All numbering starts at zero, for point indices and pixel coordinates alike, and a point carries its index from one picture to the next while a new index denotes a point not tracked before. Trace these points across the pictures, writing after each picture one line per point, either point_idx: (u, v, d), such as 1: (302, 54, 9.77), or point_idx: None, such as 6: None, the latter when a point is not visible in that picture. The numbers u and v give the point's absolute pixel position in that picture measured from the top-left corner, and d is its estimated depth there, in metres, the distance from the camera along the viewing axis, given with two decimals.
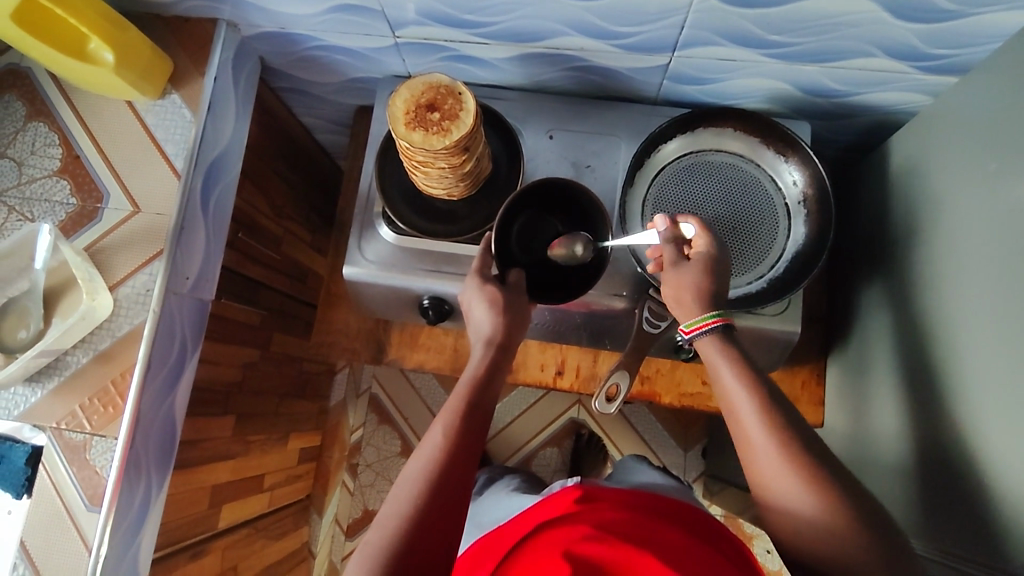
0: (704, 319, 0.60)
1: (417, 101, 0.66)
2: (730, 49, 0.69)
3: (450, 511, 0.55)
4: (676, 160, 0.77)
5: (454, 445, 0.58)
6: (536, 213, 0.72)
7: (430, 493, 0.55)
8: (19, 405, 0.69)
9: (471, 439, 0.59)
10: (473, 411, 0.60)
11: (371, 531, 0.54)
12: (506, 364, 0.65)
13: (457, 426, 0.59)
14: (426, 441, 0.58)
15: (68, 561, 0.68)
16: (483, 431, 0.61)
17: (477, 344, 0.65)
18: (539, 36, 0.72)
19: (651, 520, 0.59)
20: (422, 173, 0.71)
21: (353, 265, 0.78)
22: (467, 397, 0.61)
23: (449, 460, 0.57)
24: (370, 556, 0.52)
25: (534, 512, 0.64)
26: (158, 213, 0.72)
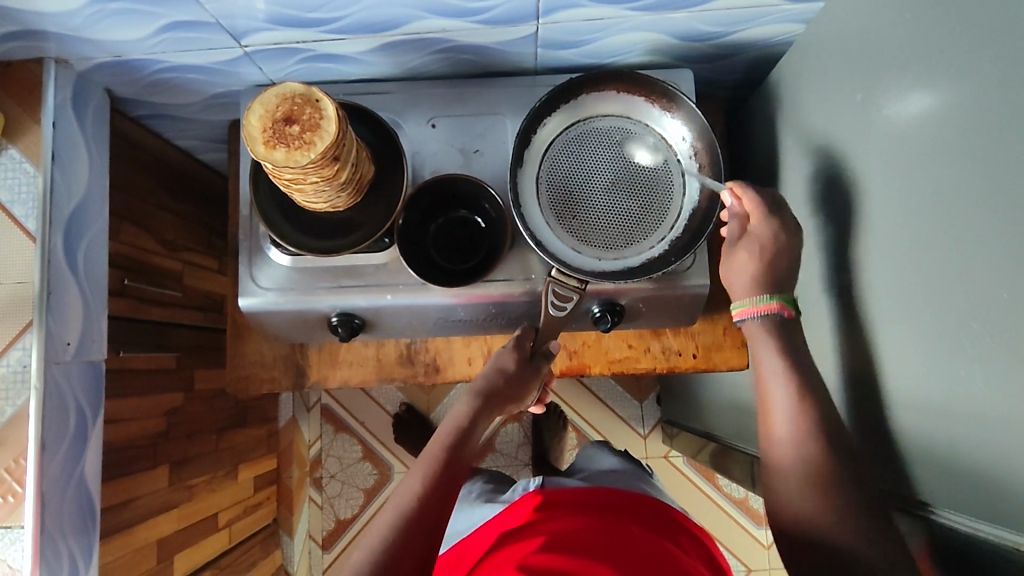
0: (754, 304, 0.64)
1: (273, 115, 0.62)
2: (595, 8, 0.66)
3: (434, 525, 0.59)
4: (564, 132, 0.74)
5: (432, 488, 0.62)
6: (449, 216, 0.77)
7: (406, 525, 0.58)
8: None
9: (445, 479, 0.63)
10: (450, 459, 0.65)
11: (365, 539, 0.58)
12: (490, 414, 0.71)
13: (435, 472, 0.63)
14: (403, 489, 0.62)
15: None
16: (462, 469, 0.65)
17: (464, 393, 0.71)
18: (394, 24, 0.67)
19: (616, 534, 0.65)
20: (297, 191, 0.66)
21: (250, 295, 0.75)
22: (443, 449, 0.66)
23: (438, 485, 0.62)
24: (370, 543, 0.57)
25: (496, 514, 0.76)
26: (20, 281, 0.67)
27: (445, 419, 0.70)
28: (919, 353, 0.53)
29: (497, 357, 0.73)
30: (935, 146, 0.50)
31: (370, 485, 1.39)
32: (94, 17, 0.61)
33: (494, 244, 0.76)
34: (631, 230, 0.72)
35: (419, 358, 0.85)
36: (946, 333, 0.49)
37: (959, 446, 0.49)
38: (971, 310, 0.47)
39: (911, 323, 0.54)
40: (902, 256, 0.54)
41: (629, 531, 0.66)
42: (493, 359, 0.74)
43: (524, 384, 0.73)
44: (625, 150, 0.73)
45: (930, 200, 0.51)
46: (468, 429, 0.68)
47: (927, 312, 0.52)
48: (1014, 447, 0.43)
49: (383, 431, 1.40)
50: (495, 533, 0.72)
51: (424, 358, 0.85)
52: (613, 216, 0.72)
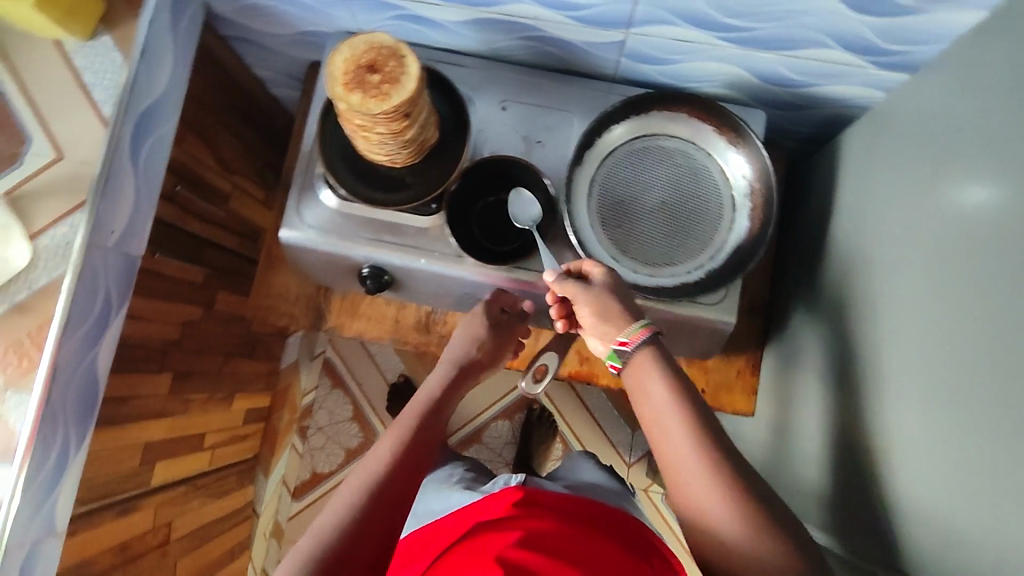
0: (635, 329, 0.61)
1: (358, 61, 0.64)
2: (686, 30, 0.68)
3: (411, 478, 0.63)
4: (629, 142, 0.74)
5: (410, 445, 0.65)
6: (495, 200, 0.79)
7: (377, 489, 0.60)
8: None
9: (423, 438, 0.67)
10: (428, 421, 0.69)
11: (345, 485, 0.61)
12: (462, 384, 0.75)
13: (408, 440, 0.65)
14: (375, 454, 0.64)
15: None
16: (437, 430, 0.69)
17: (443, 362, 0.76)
18: (491, 1, 0.69)
19: (587, 544, 0.66)
20: (362, 138, 0.68)
21: (292, 228, 0.76)
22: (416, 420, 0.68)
23: (416, 442, 0.66)
24: (352, 491, 0.60)
25: (472, 505, 0.76)
26: (83, 160, 0.69)
27: (419, 391, 0.73)
28: (929, 433, 0.52)
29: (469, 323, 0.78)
30: (990, 234, 0.50)
31: (353, 445, 1.40)
32: None
33: (538, 235, 0.76)
34: (669, 253, 0.72)
35: (436, 328, 0.86)
36: (959, 414, 0.49)
37: (953, 534, 0.48)
38: (989, 398, 0.46)
39: (926, 401, 0.53)
40: (933, 330, 0.54)
41: (601, 543, 0.66)
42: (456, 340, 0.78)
43: (500, 351, 0.79)
44: (682, 175, 0.73)
45: (971, 285, 0.51)
46: (439, 403, 0.72)
47: (943, 394, 0.51)
48: (1006, 543, 0.42)
49: (377, 398, 1.42)
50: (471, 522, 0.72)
51: (440, 330, 0.86)
52: (654, 235, 0.72)
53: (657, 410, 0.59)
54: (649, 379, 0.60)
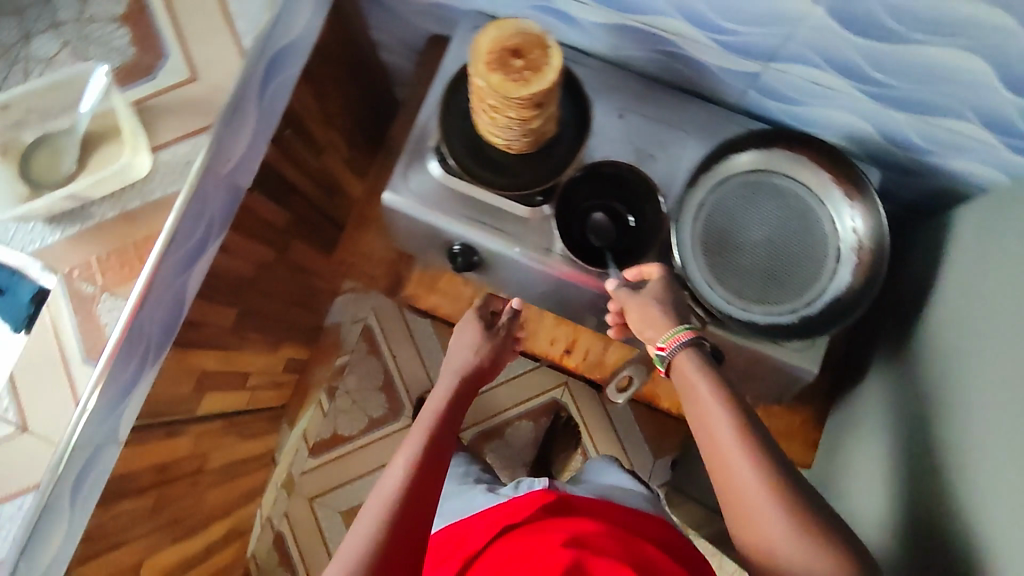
0: (677, 332, 0.61)
1: (504, 43, 0.65)
2: (826, 73, 0.67)
3: (430, 495, 0.62)
4: (746, 173, 0.73)
5: (427, 458, 0.65)
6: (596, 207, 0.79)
7: (393, 531, 0.58)
8: (34, 243, 0.68)
9: (438, 452, 0.66)
10: (441, 432, 0.68)
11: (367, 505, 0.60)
12: (470, 390, 0.75)
13: (421, 463, 0.64)
14: (391, 471, 0.63)
15: (55, 408, 0.65)
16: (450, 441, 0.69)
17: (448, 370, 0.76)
18: (638, 9, 0.69)
19: (625, 545, 0.66)
20: (489, 119, 0.69)
21: (396, 193, 0.77)
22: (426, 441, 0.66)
23: (432, 456, 0.65)
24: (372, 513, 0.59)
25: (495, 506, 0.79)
26: (213, 86, 0.70)
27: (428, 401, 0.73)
28: (1005, 527, 0.50)
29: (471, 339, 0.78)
30: None
31: (377, 416, 1.42)
32: None
33: (637, 247, 0.75)
34: (764, 291, 0.70)
35: None
36: None
37: None
38: None
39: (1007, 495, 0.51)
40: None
41: (640, 545, 0.66)
42: (461, 347, 0.78)
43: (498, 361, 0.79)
44: (792, 218, 0.72)
45: None
46: (451, 411, 0.71)
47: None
48: None
49: (410, 374, 1.42)
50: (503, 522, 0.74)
51: None
52: (752, 270, 0.71)
53: (703, 413, 0.58)
54: (698, 380, 0.59)
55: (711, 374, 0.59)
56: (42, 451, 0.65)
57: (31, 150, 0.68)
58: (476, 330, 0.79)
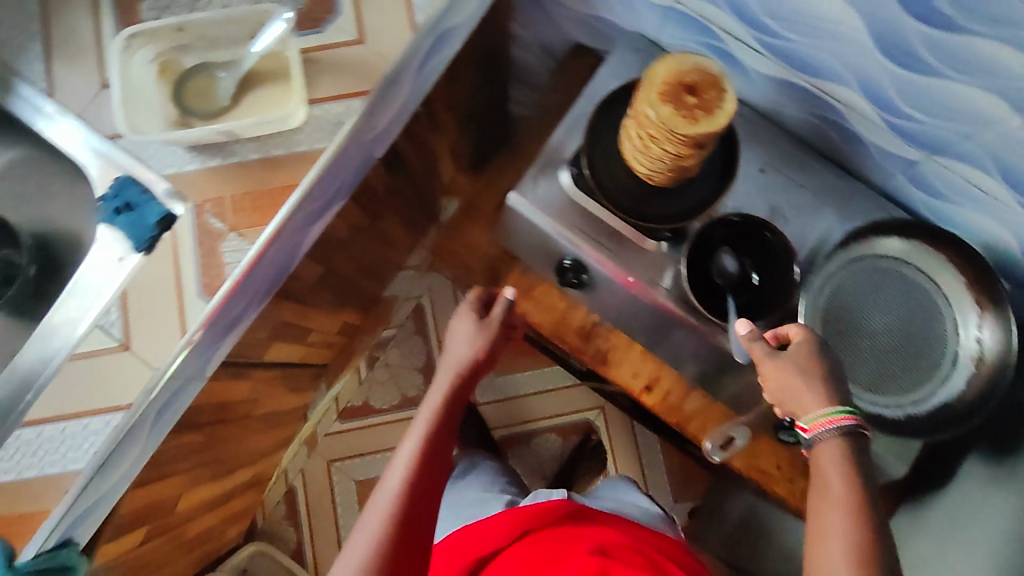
0: (832, 414, 0.55)
1: (681, 77, 0.63)
2: (992, 180, 0.66)
3: (431, 492, 0.63)
4: (881, 260, 0.70)
5: (427, 457, 0.64)
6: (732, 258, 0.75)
7: (390, 541, 0.58)
8: (171, 167, 0.68)
9: (440, 448, 0.66)
10: (442, 432, 0.68)
11: (370, 507, 0.61)
12: (468, 387, 0.75)
13: (416, 472, 0.63)
14: (392, 470, 0.63)
15: (161, 333, 0.65)
16: (451, 437, 0.69)
17: (449, 368, 0.75)
18: (818, 72, 0.68)
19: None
20: (642, 147, 0.67)
21: (521, 196, 0.77)
22: (421, 447, 0.65)
23: (433, 453, 0.65)
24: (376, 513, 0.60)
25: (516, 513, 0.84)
26: (379, 54, 0.69)
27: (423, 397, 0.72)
28: None
29: (466, 334, 0.78)
30: None
31: (411, 396, 1.42)
32: None
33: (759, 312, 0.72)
34: (874, 378, 0.70)
35: (597, 342, 0.86)
36: None
37: None
38: None
39: None
40: None
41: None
42: (457, 338, 0.78)
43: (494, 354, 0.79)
44: (917, 313, 0.70)
45: None
46: (447, 410, 0.71)
47: None
48: None
49: None
50: (528, 531, 0.80)
51: (601, 345, 0.86)
52: (867, 357, 0.70)
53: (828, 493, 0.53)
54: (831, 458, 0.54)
55: (858, 475, 0.53)
56: (142, 372, 0.65)
57: (187, 76, 0.68)
58: (472, 323, 0.78)
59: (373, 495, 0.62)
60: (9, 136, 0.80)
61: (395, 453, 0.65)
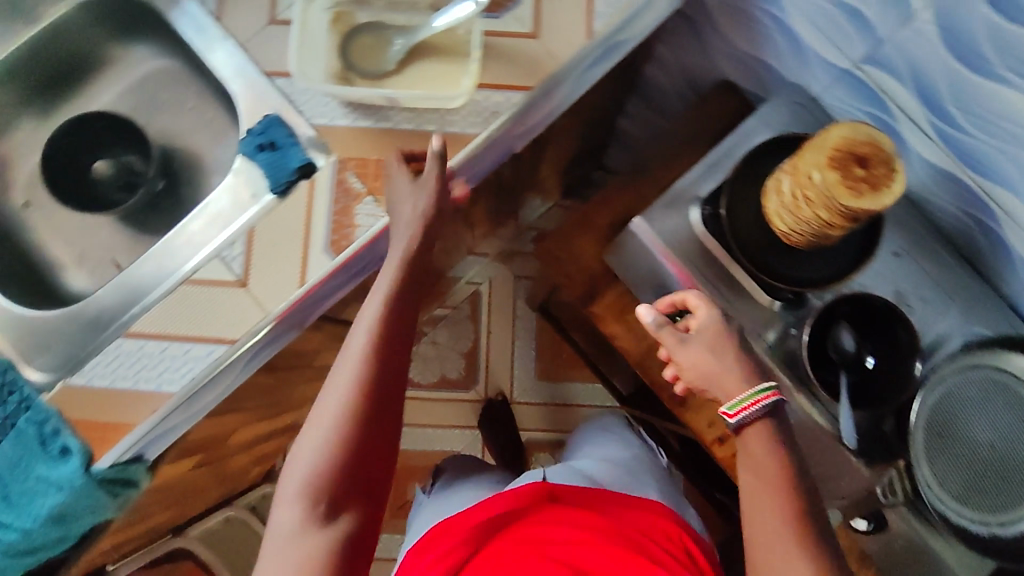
0: (757, 394, 0.57)
1: (854, 146, 0.61)
2: None
3: (380, 423, 0.55)
4: (997, 371, 0.66)
5: (371, 380, 0.55)
6: None
7: (334, 477, 0.52)
8: (322, 118, 0.68)
9: (387, 361, 0.56)
10: (390, 335, 0.56)
11: (308, 437, 0.54)
12: (428, 248, 0.60)
13: (377, 352, 0.55)
14: (332, 391, 0.54)
15: (278, 277, 0.65)
16: (406, 337, 0.58)
17: (405, 218, 0.60)
18: (989, 173, 0.65)
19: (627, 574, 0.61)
20: (792, 205, 0.65)
21: (644, 224, 0.76)
22: (379, 320, 0.56)
23: (376, 371, 0.55)
24: (315, 449, 0.53)
25: (496, 497, 0.70)
26: (550, 52, 0.68)
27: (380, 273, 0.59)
28: None
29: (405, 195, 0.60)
30: None
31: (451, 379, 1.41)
32: None
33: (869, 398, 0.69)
34: (967, 489, 0.66)
35: (680, 382, 0.82)
36: None
37: None
38: None
39: None
40: None
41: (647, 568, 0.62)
42: (408, 199, 0.60)
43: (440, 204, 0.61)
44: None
45: None
46: (400, 295, 0.58)
47: None
48: None
49: (497, 355, 1.38)
50: (521, 517, 0.67)
51: (683, 388, 0.82)
52: (962, 466, 0.66)
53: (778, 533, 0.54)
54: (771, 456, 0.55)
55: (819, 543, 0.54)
56: (254, 313, 0.64)
57: (358, 32, 0.68)
58: (408, 181, 0.61)
59: (331, 381, 0.55)
60: (157, 46, 0.81)
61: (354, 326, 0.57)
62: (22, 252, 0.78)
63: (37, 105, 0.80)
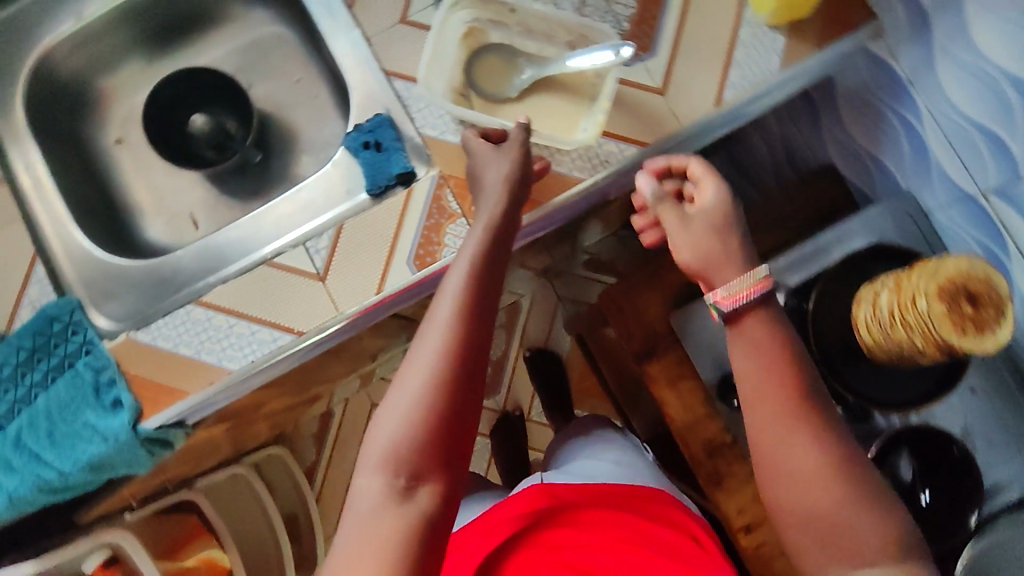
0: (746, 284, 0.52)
1: (970, 279, 0.58)
2: None
3: (475, 376, 0.47)
4: None
5: (466, 327, 0.47)
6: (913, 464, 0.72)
7: (427, 435, 0.45)
8: (432, 129, 0.66)
9: (480, 310, 0.49)
10: (483, 283, 0.50)
11: (395, 390, 0.46)
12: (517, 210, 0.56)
13: (471, 295, 0.49)
14: (424, 342, 0.47)
15: (359, 279, 0.65)
16: (498, 289, 0.51)
17: (495, 184, 0.56)
18: None
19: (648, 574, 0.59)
20: (885, 322, 0.63)
21: None
22: (471, 277, 0.50)
23: (470, 320, 0.48)
24: (406, 401, 0.45)
25: (503, 511, 0.65)
26: (673, 112, 0.66)
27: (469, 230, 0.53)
28: None
29: (498, 164, 0.57)
30: None
31: None
32: (975, 70, 0.61)
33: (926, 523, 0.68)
34: None
35: (718, 461, 0.81)
36: None
37: None
38: None
39: None
40: None
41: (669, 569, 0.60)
42: (492, 165, 0.57)
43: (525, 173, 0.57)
44: None
45: None
46: (493, 246, 0.52)
47: None
48: None
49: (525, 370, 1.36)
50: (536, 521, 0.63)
51: (719, 467, 0.81)
52: None
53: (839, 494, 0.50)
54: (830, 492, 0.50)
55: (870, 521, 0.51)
56: (327, 311, 0.64)
57: (487, 51, 0.67)
58: (492, 145, 0.58)
59: (422, 329, 0.48)
60: (273, 8, 0.79)
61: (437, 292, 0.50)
62: (105, 189, 0.77)
63: (149, 46, 0.79)
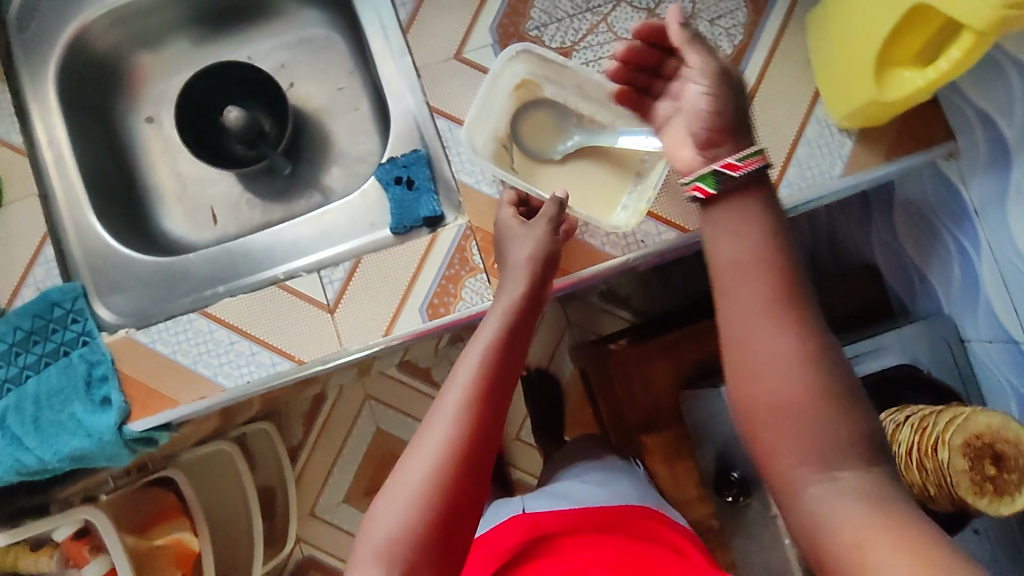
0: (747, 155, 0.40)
1: (1001, 436, 0.53)
2: None
3: (480, 469, 0.44)
4: None
5: (479, 416, 0.45)
6: None
7: (423, 529, 0.42)
8: (468, 176, 0.64)
9: (494, 397, 0.47)
10: (501, 368, 0.48)
11: (399, 475, 0.44)
12: (545, 294, 0.54)
13: (486, 381, 0.47)
14: (433, 427, 0.45)
15: (367, 318, 0.63)
16: (515, 376, 0.49)
17: (521, 265, 0.54)
18: None
19: None
20: (903, 461, 0.59)
21: None
22: (489, 356, 0.48)
23: (482, 407, 0.46)
24: (406, 487, 0.43)
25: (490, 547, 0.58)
26: None
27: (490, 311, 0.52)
28: None
29: (528, 240, 0.56)
30: None
31: None
32: None
33: None
34: None
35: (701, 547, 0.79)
36: None
37: None
38: None
39: None
40: None
41: None
42: (519, 241, 0.57)
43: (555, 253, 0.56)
44: None
45: None
46: (515, 330, 0.51)
47: None
48: None
49: None
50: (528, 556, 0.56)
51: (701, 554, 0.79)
52: None
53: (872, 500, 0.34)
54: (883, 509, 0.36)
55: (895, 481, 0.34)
56: (330, 345, 0.62)
57: (538, 105, 0.65)
58: (522, 222, 0.58)
59: (432, 411, 0.47)
60: (326, 12, 0.76)
61: (449, 374, 0.48)
62: (128, 169, 0.75)
63: (193, 28, 0.76)
